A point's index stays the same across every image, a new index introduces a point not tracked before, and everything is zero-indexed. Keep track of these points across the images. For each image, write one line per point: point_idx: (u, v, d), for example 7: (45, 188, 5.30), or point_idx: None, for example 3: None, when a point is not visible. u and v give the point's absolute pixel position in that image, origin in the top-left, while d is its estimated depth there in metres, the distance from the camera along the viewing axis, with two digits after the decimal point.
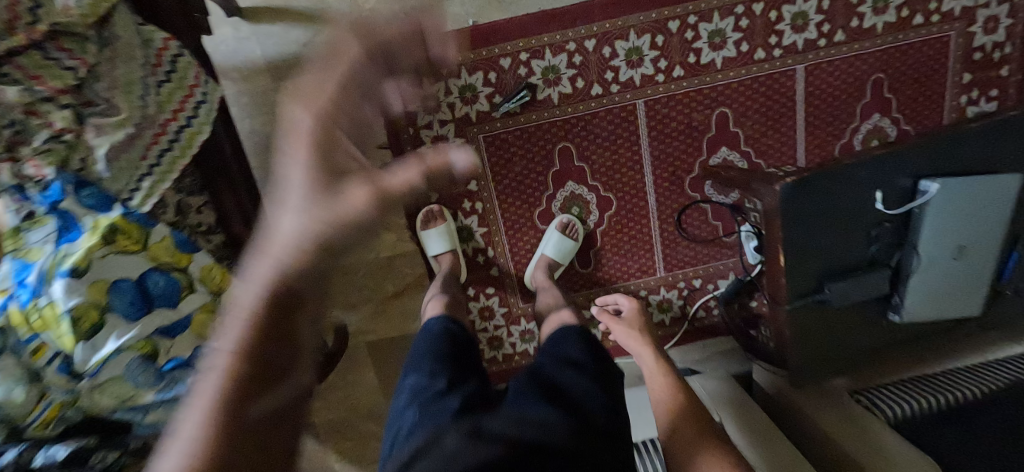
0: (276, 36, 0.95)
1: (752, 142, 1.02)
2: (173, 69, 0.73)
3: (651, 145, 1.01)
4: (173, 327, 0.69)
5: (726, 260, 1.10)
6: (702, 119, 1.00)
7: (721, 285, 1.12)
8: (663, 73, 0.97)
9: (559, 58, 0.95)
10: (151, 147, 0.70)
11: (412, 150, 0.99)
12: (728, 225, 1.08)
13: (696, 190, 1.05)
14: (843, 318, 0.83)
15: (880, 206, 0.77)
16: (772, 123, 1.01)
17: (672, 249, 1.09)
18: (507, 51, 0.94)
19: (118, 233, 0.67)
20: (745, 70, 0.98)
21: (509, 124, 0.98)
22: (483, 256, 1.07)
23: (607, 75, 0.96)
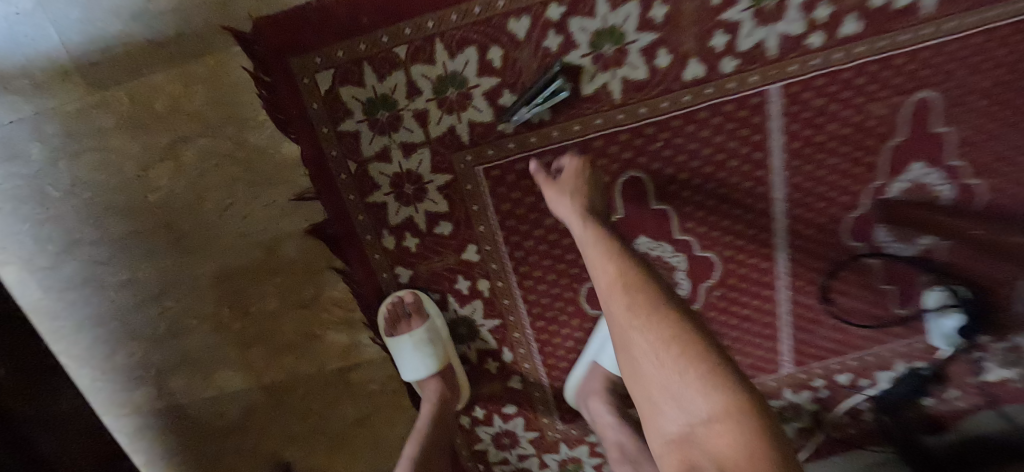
0: (78, 4, 0.50)
1: (969, 149, 0.57)
2: None
3: (787, 166, 0.56)
4: None
5: (897, 343, 0.67)
6: (885, 114, 0.54)
7: (882, 379, 0.70)
8: (823, 31, 0.50)
9: (623, 11, 0.48)
10: None
11: (360, 201, 0.56)
12: (908, 290, 0.64)
13: (859, 237, 0.61)
14: None
15: None
16: (1011, 114, 0.55)
17: (809, 332, 0.65)
18: (521, 4, 0.48)
19: None
20: (978, 16, 0.51)
21: (532, 145, 0.53)
22: (496, 361, 0.65)
23: (714, 42, 0.50)
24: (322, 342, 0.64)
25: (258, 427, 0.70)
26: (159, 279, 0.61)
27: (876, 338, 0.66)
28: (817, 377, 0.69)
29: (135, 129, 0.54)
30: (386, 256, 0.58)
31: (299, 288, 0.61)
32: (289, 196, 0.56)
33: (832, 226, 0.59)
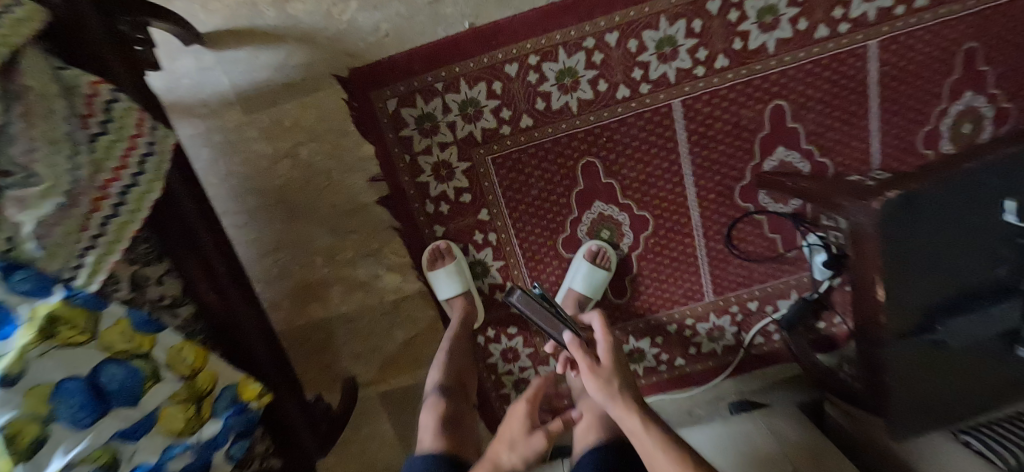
0: (242, 62, 0.81)
1: (816, 138, 0.84)
2: (111, 116, 0.60)
3: (692, 152, 0.84)
4: (133, 430, 0.59)
5: (789, 278, 0.93)
6: (754, 116, 0.83)
7: (782, 306, 0.95)
8: (704, 66, 0.80)
9: (576, 57, 0.79)
10: (91, 216, 0.57)
11: (410, 180, 0.85)
12: (790, 237, 0.91)
13: (749, 200, 0.88)
14: (962, 360, 0.66)
15: (1011, 219, 0.60)
16: (840, 113, 0.83)
17: (722, 269, 0.92)
18: (513, 54, 0.78)
19: (59, 324, 0.54)
20: (805, 53, 0.80)
21: (521, 141, 0.83)
22: (501, 292, 0.93)
23: (634, 74, 0.80)
24: (381, 282, 0.93)
25: (332, 351, 0.97)
26: (272, 239, 0.90)
27: (772, 274, 0.93)
28: (733, 304, 0.95)
29: (269, 138, 0.84)
30: (427, 218, 0.88)
31: (368, 243, 0.90)
32: (365, 179, 0.85)
33: (729, 191, 0.87)
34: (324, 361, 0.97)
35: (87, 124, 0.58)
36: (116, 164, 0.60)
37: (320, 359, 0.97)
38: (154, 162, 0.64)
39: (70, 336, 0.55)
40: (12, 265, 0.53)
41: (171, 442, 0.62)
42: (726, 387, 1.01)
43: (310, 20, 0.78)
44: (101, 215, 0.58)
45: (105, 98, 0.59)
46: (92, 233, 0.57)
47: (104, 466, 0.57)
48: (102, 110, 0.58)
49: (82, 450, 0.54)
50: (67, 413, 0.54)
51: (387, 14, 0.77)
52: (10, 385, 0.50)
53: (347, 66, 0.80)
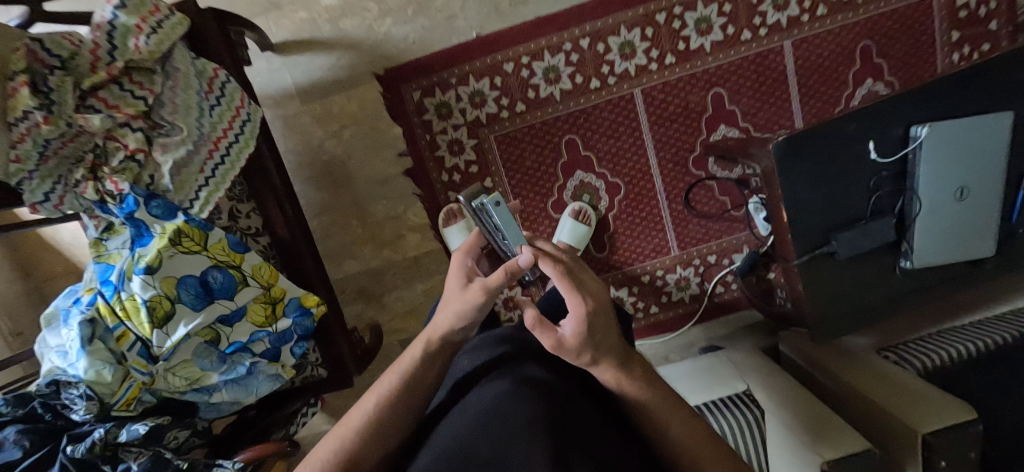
0: (303, 64, 1.05)
1: (750, 117, 1.07)
2: (223, 92, 0.83)
3: (652, 129, 1.07)
4: (231, 316, 0.82)
5: (739, 234, 1.14)
6: (699, 100, 1.06)
7: (737, 259, 1.15)
8: (656, 62, 1.04)
9: (557, 58, 1.03)
10: (206, 162, 0.80)
11: (431, 155, 1.09)
12: (736, 199, 1.12)
13: (700, 168, 1.10)
14: (853, 269, 0.88)
15: (874, 156, 0.82)
16: (768, 96, 1.06)
17: (683, 227, 1.13)
18: (509, 56, 1.03)
19: (182, 236, 0.79)
20: (735, 51, 1.03)
21: (517, 123, 1.07)
22: None
23: (603, 69, 1.04)
24: (405, 240, 1.15)
25: (365, 299, 1.18)
26: (319, 205, 1.13)
27: (725, 231, 1.14)
28: (695, 258, 1.15)
29: (321, 123, 1.08)
30: (443, 186, 1.10)
31: (396, 207, 1.12)
32: (394, 154, 1.09)
33: (684, 161, 1.09)
34: (358, 309, 1.18)
35: (208, 97, 0.81)
36: (224, 126, 0.83)
37: (355, 308, 1.18)
38: (250, 127, 0.87)
39: (188, 246, 0.79)
40: (151, 195, 0.79)
41: (256, 330, 0.84)
42: (695, 333, 1.19)
43: (357, 33, 1.03)
44: (212, 163, 0.81)
45: (221, 78, 0.83)
46: (204, 176, 0.80)
47: (210, 340, 0.80)
48: (218, 88, 0.82)
49: (196, 324, 0.77)
50: (187, 298, 0.78)
51: (414, 27, 1.03)
52: (151, 272, 0.75)
53: (383, 66, 1.05)
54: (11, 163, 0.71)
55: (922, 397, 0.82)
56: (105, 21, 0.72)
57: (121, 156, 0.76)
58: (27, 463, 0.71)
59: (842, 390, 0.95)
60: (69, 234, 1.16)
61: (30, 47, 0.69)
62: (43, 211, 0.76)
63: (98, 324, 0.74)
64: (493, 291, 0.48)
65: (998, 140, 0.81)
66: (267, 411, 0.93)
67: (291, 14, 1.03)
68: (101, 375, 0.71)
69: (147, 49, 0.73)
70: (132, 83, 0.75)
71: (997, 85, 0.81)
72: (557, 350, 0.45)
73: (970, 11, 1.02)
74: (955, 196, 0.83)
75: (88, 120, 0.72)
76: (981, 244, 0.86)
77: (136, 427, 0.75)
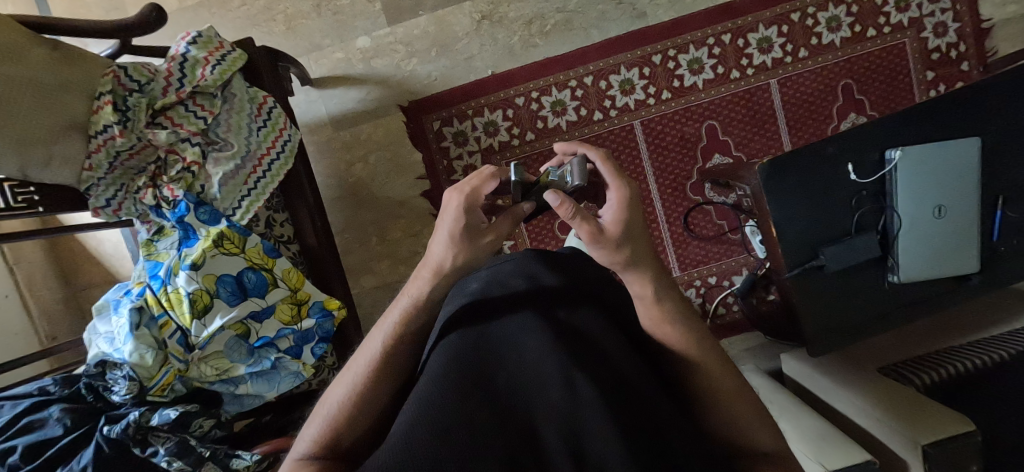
0: (337, 97, 1.19)
1: (742, 148, 1.16)
2: (269, 116, 0.94)
3: (651, 157, 1.17)
4: (261, 313, 0.90)
5: (737, 257, 1.20)
6: (694, 132, 1.16)
7: (737, 281, 1.21)
8: (653, 97, 1.15)
9: (564, 93, 1.15)
10: (250, 175, 0.91)
11: (447, 178, 1.19)
12: (733, 223, 1.19)
13: (698, 194, 1.18)
14: (843, 283, 0.93)
15: (853, 177, 0.88)
16: (758, 129, 1.15)
17: (683, 249, 1.20)
18: (520, 91, 1.15)
19: (224, 239, 0.88)
20: (725, 88, 1.14)
21: (528, 150, 1.17)
22: None
23: (605, 103, 1.15)
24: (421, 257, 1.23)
25: (380, 312, 1.25)
26: (344, 222, 1.23)
27: (723, 253, 1.20)
28: (696, 280, 1.22)
29: (349, 148, 1.20)
30: None
31: (413, 225, 1.22)
32: (414, 178, 1.20)
33: (682, 187, 1.18)
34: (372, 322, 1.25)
35: (257, 120, 0.93)
36: (268, 145, 0.93)
37: (370, 320, 1.25)
38: (291, 146, 0.97)
39: (229, 248, 0.88)
40: (200, 201, 0.89)
41: (283, 327, 0.91)
42: None
43: (386, 70, 1.17)
44: (255, 175, 0.91)
45: (269, 104, 0.94)
46: (248, 187, 0.90)
47: (241, 334, 0.88)
48: (266, 112, 0.94)
49: (230, 318, 0.85)
50: (224, 294, 0.87)
51: (436, 66, 1.16)
52: (195, 268, 0.84)
53: (407, 100, 1.18)
54: (86, 171, 0.83)
55: (931, 408, 0.78)
56: (179, 54, 0.85)
57: (178, 168, 0.87)
58: (67, 440, 0.77)
59: (859, 385, 0.90)
60: (112, 246, 1.25)
61: (117, 73, 0.82)
62: (102, 215, 0.87)
63: (145, 312, 0.84)
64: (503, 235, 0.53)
65: (968, 162, 0.87)
66: (282, 414, 0.97)
67: (330, 55, 1.17)
68: (144, 358, 0.80)
69: (212, 77, 0.86)
70: (196, 105, 0.87)
71: (967, 111, 0.88)
72: (596, 241, 0.44)
73: (942, 53, 1.11)
74: (935, 214, 0.87)
75: (157, 134, 0.84)
76: (965, 261, 0.90)
77: (167, 412, 0.81)
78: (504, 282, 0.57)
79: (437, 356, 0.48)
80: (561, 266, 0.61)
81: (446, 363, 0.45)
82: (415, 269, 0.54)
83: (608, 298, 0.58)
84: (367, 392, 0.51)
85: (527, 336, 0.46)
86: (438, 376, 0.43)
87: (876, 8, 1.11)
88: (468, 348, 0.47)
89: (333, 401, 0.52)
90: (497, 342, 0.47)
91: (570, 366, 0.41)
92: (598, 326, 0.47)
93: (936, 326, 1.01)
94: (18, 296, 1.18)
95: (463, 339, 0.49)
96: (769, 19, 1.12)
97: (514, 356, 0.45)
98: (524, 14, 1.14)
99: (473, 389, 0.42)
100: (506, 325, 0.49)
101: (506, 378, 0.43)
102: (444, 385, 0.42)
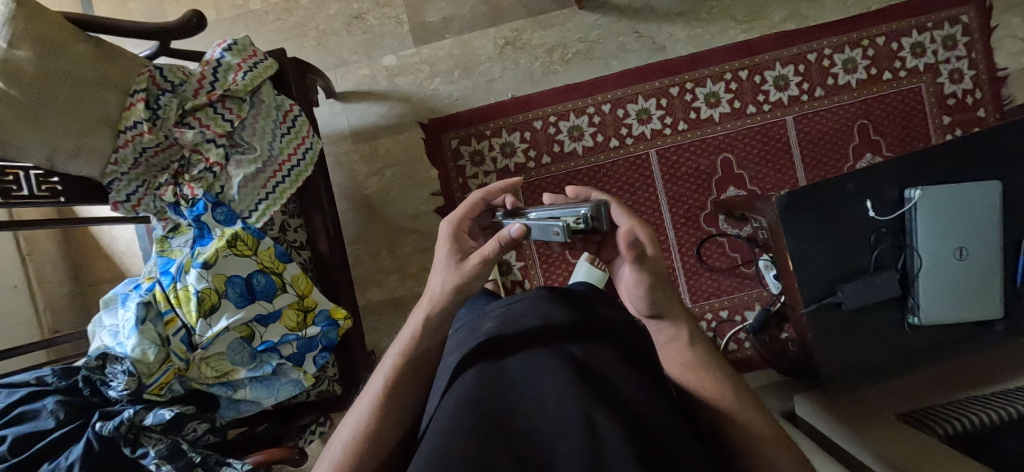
0: (359, 111, 1.22)
1: (757, 182, 1.16)
2: (294, 123, 0.95)
3: (666, 186, 1.17)
4: (266, 317, 0.88)
5: (750, 291, 1.18)
6: (709, 164, 1.16)
7: (749, 316, 1.18)
8: (670, 128, 1.16)
9: (581, 119, 1.17)
10: (270, 179, 0.91)
11: (461, 195, 1.20)
12: (747, 256, 1.18)
13: (711, 225, 1.17)
14: (863, 322, 0.89)
15: (872, 214, 0.86)
16: (774, 164, 1.15)
17: (695, 279, 1.19)
18: (539, 115, 1.17)
19: (238, 239, 0.88)
20: (741, 123, 1.15)
21: (543, 173, 1.18)
22: (521, 288, 1.23)
23: (622, 131, 1.17)
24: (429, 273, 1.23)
25: (385, 327, 1.24)
26: (357, 234, 1.24)
27: (736, 287, 1.18)
28: (708, 314, 1.19)
29: (368, 162, 1.22)
30: None
31: (424, 241, 1.22)
32: (428, 193, 1.21)
33: (695, 217, 1.17)
34: (377, 336, 1.24)
35: (282, 126, 0.94)
36: (289, 151, 0.94)
37: (375, 334, 1.24)
38: (312, 154, 0.97)
39: (241, 249, 0.88)
40: (218, 202, 0.90)
41: (287, 332, 0.89)
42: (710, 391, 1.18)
43: (410, 88, 1.20)
44: (274, 180, 0.92)
45: (295, 112, 0.96)
46: (266, 190, 0.91)
47: (245, 337, 0.87)
48: (291, 119, 0.95)
49: (236, 319, 0.85)
50: (232, 295, 0.86)
51: (458, 87, 1.19)
52: (206, 267, 0.84)
53: (428, 117, 1.20)
54: (110, 165, 0.85)
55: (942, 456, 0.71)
56: (214, 59, 0.88)
57: (200, 167, 0.89)
58: (58, 433, 0.77)
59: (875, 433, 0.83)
60: (125, 243, 1.25)
61: (152, 73, 0.85)
62: (122, 210, 0.89)
63: (152, 308, 0.84)
64: (488, 259, 0.56)
65: (990, 204, 0.84)
66: (278, 424, 0.95)
67: (357, 71, 1.21)
68: (146, 355, 0.80)
69: (243, 82, 0.88)
70: (224, 108, 0.89)
71: (989, 153, 0.87)
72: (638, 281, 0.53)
73: (958, 99, 1.12)
74: (956, 256, 0.85)
75: (184, 133, 0.86)
76: (988, 305, 0.87)
77: (161, 412, 0.78)
78: (516, 319, 0.59)
79: (453, 398, 0.50)
80: (572, 301, 0.63)
81: (462, 404, 0.47)
82: (419, 301, 0.60)
83: (619, 330, 0.58)
84: (375, 431, 0.55)
85: (544, 377, 0.48)
86: (454, 419, 0.45)
87: (892, 52, 1.13)
88: (483, 388, 0.49)
89: (347, 437, 0.56)
90: (510, 383, 0.49)
91: (590, 408, 0.43)
92: (612, 368, 0.49)
93: (965, 369, 0.94)
94: (26, 287, 1.19)
95: (478, 378, 0.50)
96: (786, 58, 1.14)
97: (530, 397, 0.47)
98: (546, 42, 1.17)
99: (490, 431, 0.43)
100: (522, 365, 0.51)
101: (523, 420, 0.44)
102: (460, 428, 0.44)
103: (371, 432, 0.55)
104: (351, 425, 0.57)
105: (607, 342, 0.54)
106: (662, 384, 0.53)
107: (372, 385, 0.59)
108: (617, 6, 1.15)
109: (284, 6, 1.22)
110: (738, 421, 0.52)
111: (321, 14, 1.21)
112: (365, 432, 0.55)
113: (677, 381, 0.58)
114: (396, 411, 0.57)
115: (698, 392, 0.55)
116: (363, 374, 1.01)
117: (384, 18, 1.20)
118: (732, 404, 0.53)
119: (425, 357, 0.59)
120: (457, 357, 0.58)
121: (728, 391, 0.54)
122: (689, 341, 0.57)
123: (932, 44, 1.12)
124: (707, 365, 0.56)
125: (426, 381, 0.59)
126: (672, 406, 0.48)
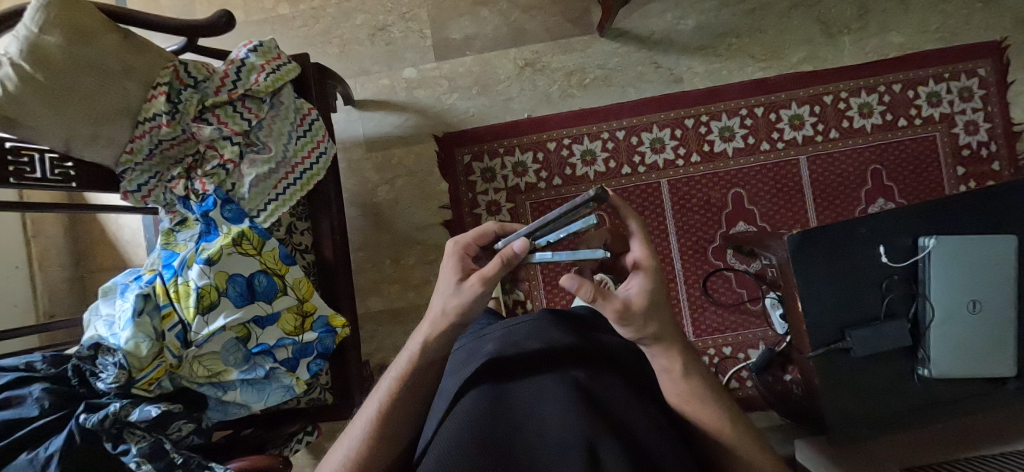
0: (376, 120, 1.23)
1: (767, 219, 1.15)
2: (310, 127, 0.95)
3: (675, 217, 1.16)
4: (265, 319, 0.87)
5: (755, 329, 1.16)
6: (720, 197, 1.16)
7: (752, 355, 1.16)
8: (682, 159, 1.16)
9: (595, 143, 1.17)
10: (281, 180, 0.91)
11: (469, 211, 1.20)
12: (753, 293, 1.16)
13: (719, 258, 1.16)
14: (874, 370, 0.85)
15: (885, 260, 0.83)
16: (784, 202, 1.15)
17: (700, 313, 1.17)
18: (553, 137, 1.18)
19: (244, 238, 0.87)
20: (754, 158, 1.15)
21: (553, 194, 1.18)
22: (522, 307, 1.22)
23: (635, 159, 1.17)
24: (431, 285, 1.22)
25: (382, 337, 1.23)
26: (363, 241, 1.23)
27: (741, 324, 1.17)
28: (710, 350, 1.17)
29: (379, 170, 1.23)
30: None
31: (430, 253, 1.21)
32: (437, 206, 1.21)
33: (703, 250, 1.16)
34: (373, 346, 1.23)
35: (299, 129, 0.94)
36: (303, 155, 0.94)
37: (371, 345, 1.22)
38: (325, 158, 0.97)
39: (246, 248, 0.87)
40: (228, 199, 0.89)
41: (284, 336, 0.88)
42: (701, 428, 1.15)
43: (427, 101, 1.21)
44: (285, 182, 0.91)
45: (312, 117, 0.96)
46: (276, 191, 0.90)
47: (240, 338, 0.85)
48: (308, 122, 0.95)
49: (234, 318, 0.83)
50: (231, 294, 0.85)
51: (475, 103, 1.20)
52: (209, 263, 0.84)
53: (443, 131, 1.21)
54: (125, 154, 0.85)
55: None
56: (239, 59, 0.89)
57: (214, 163, 0.89)
58: (41, 422, 0.75)
59: None
60: (130, 233, 1.26)
61: (177, 68, 0.86)
62: (131, 199, 0.90)
63: (150, 301, 0.83)
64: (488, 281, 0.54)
65: (1006, 258, 0.82)
66: (263, 430, 0.92)
67: (376, 81, 1.23)
68: (138, 348, 0.78)
69: (265, 83, 0.88)
70: (244, 107, 0.89)
71: (1007, 207, 0.85)
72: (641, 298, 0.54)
73: (973, 150, 1.12)
74: (969, 309, 0.83)
75: (201, 129, 0.86)
76: (1002, 362, 0.84)
77: (149, 408, 0.76)
78: (517, 342, 0.57)
79: (451, 423, 0.48)
80: (575, 327, 0.62)
81: (462, 425, 0.46)
82: (420, 327, 0.59)
83: (622, 360, 0.56)
84: (367, 459, 0.54)
85: (547, 404, 0.46)
86: (452, 448, 0.43)
87: (908, 100, 1.13)
88: (483, 412, 0.47)
89: (337, 463, 0.55)
90: (510, 407, 0.48)
91: (596, 435, 0.41)
92: (617, 397, 0.48)
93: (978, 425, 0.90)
94: (27, 269, 1.17)
95: (477, 402, 0.49)
96: (802, 98, 1.15)
97: (532, 423, 0.45)
98: (566, 66, 1.18)
99: (489, 461, 0.41)
100: (525, 390, 0.49)
101: (523, 449, 0.43)
102: (458, 457, 0.42)
103: (360, 460, 0.54)
104: (341, 451, 0.55)
105: (612, 370, 0.52)
106: (667, 413, 0.51)
107: (367, 408, 0.58)
108: (638, 36, 1.17)
109: (312, 12, 1.24)
110: (745, 457, 0.51)
111: (347, 24, 1.23)
112: (354, 459, 0.54)
113: (684, 413, 0.56)
114: (386, 435, 0.55)
115: (702, 423, 0.54)
116: (355, 386, 0.98)
117: (408, 32, 1.22)
118: (737, 436, 0.52)
119: (424, 373, 0.58)
120: (457, 381, 0.57)
121: (732, 422, 0.53)
122: (693, 368, 0.56)
123: (948, 94, 1.12)
124: (712, 394, 0.55)
125: (426, 395, 0.58)
126: (676, 436, 0.47)
